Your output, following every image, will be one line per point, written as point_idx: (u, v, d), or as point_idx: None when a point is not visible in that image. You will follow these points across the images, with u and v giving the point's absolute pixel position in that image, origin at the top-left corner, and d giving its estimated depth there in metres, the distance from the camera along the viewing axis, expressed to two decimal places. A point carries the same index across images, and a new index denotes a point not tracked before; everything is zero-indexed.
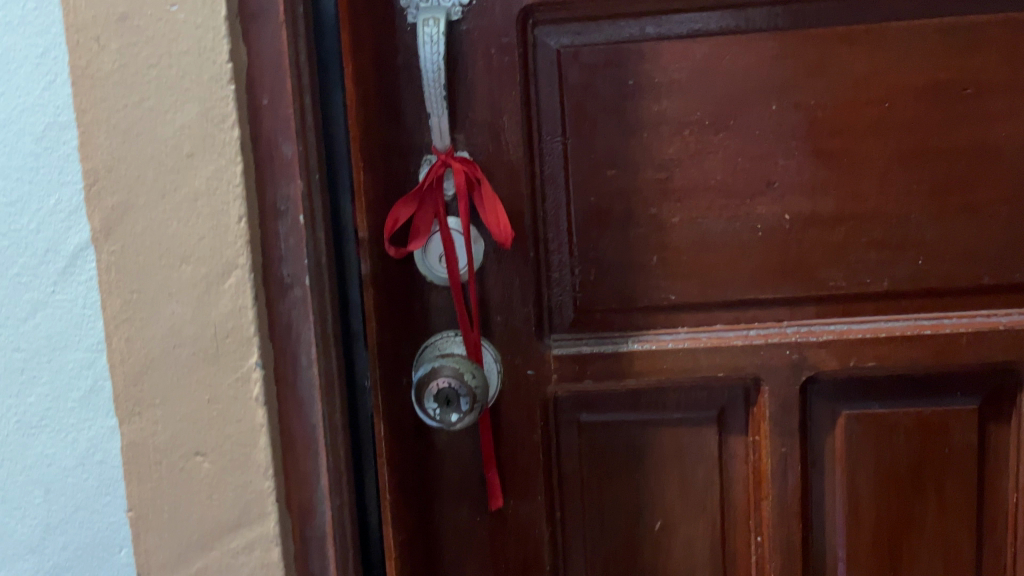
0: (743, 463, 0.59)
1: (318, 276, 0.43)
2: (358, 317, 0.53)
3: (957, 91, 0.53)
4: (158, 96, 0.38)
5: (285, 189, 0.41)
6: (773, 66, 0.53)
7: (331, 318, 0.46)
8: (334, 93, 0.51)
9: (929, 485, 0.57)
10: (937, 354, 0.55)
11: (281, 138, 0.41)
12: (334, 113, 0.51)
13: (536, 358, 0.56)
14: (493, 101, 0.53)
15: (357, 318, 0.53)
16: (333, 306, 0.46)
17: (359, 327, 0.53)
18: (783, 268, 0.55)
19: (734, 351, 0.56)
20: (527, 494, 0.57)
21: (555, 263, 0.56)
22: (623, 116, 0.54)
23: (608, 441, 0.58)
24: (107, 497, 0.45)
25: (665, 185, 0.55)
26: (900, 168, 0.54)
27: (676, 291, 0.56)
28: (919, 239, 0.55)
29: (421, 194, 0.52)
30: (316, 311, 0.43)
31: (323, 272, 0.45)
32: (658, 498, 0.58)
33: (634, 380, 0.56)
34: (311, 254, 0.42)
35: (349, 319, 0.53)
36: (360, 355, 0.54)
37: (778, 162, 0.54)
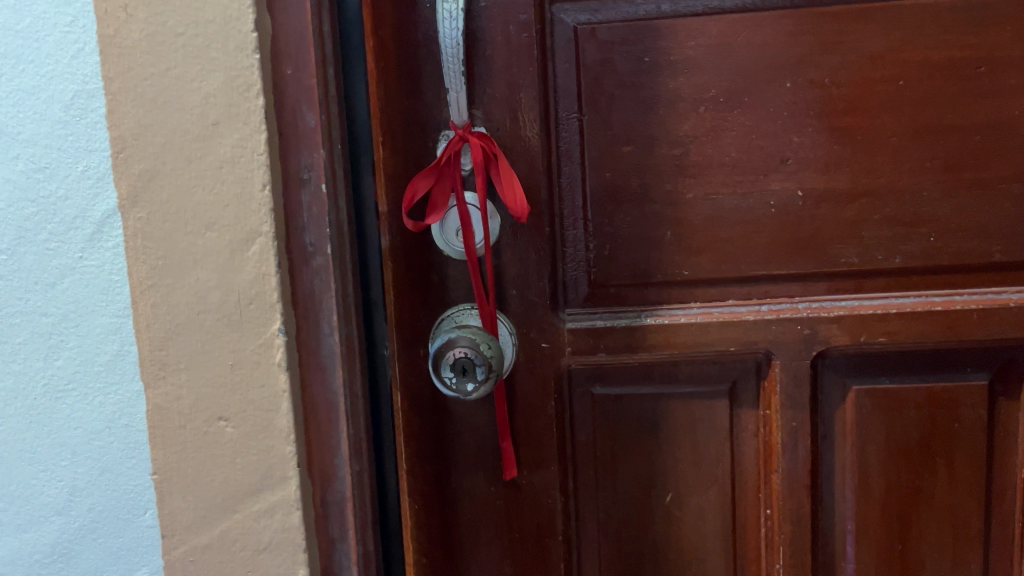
0: (754, 437, 0.59)
1: (341, 245, 0.44)
2: (378, 288, 0.56)
3: (971, 68, 0.54)
4: (184, 65, 0.39)
5: (308, 158, 0.42)
6: (789, 42, 0.54)
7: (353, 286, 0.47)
8: (356, 76, 0.54)
9: (937, 460, 0.58)
10: (947, 331, 0.56)
11: (305, 107, 0.42)
12: (356, 95, 0.54)
13: (551, 331, 0.57)
14: (510, 77, 0.54)
15: (377, 290, 0.56)
16: (354, 277, 0.46)
17: (378, 298, 0.56)
18: (796, 244, 0.56)
19: (745, 326, 0.56)
20: (540, 464, 0.58)
21: (570, 238, 0.57)
22: (639, 92, 0.55)
23: (621, 413, 0.59)
24: (133, 459, 0.47)
25: (680, 161, 0.55)
26: (913, 145, 0.55)
27: (689, 266, 0.57)
28: (932, 216, 0.55)
29: (439, 169, 0.53)
30: (338, 279, 0.44)
31: (347, 241, 0.46)
32: (669, 470, 0.59)
33: (647, 353, 0.57)
34: (333, 221, 0.43)
35: (369, 291, 0.56)
36: (380, 323, 0.57)
37: (792, 139, 0.55)
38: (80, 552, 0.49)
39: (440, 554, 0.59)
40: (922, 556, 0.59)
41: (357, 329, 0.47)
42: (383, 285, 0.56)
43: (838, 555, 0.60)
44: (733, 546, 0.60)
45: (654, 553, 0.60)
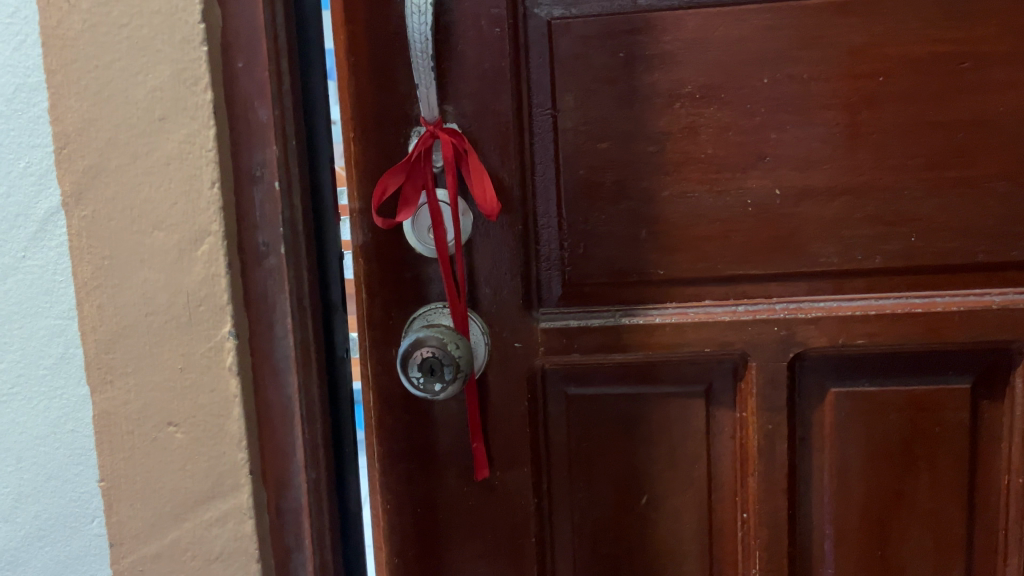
0: (730, 439, 0.58)
1: (295, 244, 0.44)
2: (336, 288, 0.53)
3: (956, 64, 0.52)
4: (129, 57, 0.38)
5: (260, 154, 0.42)
6: (768, 37, 0.53)
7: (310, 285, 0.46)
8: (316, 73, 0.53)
9: (918, 463, 0.57)
10: (928, 333, 0.54)
11: (257, 102, 0.41)
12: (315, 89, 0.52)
13: (524, 331, 0.56)
14: (482, 73, 0.53)
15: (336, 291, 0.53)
16: (310, 277, 0.45)
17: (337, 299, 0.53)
18: (774, 242, 0.55)
19: (721, 327, 0.55)
20: (513, 464, 0.57)
21: (544, 237, 0.56)
22: (615, 87, 0.54)
23: (595, 414, 0.58)
24: (78, 467, 0.46)
25: (656, 158, 0.54)
26: (896, 142, 0.53)
27: (666, 264, 0.56)
28: (915, 215, 0.54)
29: (409, 166, 0.53)
30: (293, 281, 0.43)
31: (302, 240, 0.45)
32: (644, 471, 0.58)
33: (622, 354, 0.56)
34: (287, 220, 0.43)
35: (329, 293, 0.53)
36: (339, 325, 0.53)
37: (770, 136, 0.54)
38: (28, 560, 0.48)
39: (413, 555, 0.59)
40: (902, 561, 0.58)
41: (313, 331, 0.46)
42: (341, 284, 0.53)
43: (816, 559, 0.59)
44: (709, 549, 0.59)
45: (629, 556, 0.59)
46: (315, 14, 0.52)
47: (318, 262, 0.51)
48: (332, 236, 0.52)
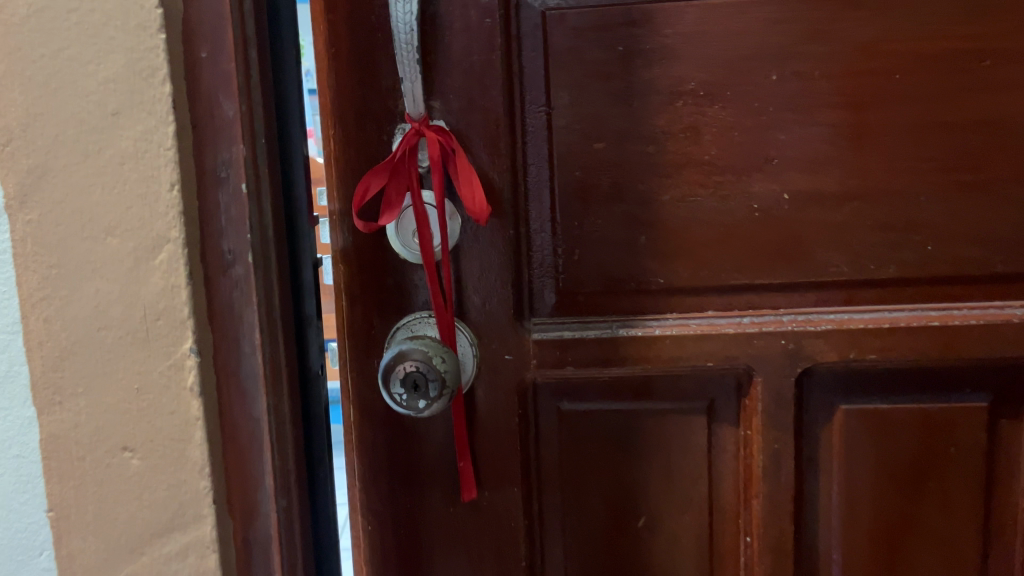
0: (733, 458, 0.54)
1: (265, 252, 0.41)
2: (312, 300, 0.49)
3: (974, 62, 0.49)
4: (79, 45, 0.35)
5: (227, 153, 0.39)
6: (775, 31, 0.49)
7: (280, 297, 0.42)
8: (289, 65, 0.48)
9: (931, 485, 0.53)
10: (945, 348, 0.51)
11: (223, 96, 0.38)
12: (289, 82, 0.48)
13: (514, 343, 0.53)
14: (470, 67, 0.50)
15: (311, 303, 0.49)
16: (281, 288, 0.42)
17: (311, 312, 0.49)
18: (780, 250, 0.51)
19: (724, 340, 0.52)
20: (502, 484, 0.54)
21: (536, 242, 0.53)
22: (611, 83, 0.50)
23: (589, 431, 0.54)
24: (25, 496, 0.42)
25: (655, 159, 0.51)
26: (910, 144, 0.50)
27: (665, 273, 0.52)
28: (930, 222, 0.50)
29: (393, 166, 0.49)
30: (264, 299, 0.40)
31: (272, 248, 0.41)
32: (641, 492, 0.55)
33: (619, 368, 0.53)
34: (255, 226, 0.40)
35: (302, 305, 0.49)
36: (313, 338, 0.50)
37: (777, 136, 0.50)
38: None
39: None
40: None
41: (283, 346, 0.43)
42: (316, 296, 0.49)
43: None
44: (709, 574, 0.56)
45: None
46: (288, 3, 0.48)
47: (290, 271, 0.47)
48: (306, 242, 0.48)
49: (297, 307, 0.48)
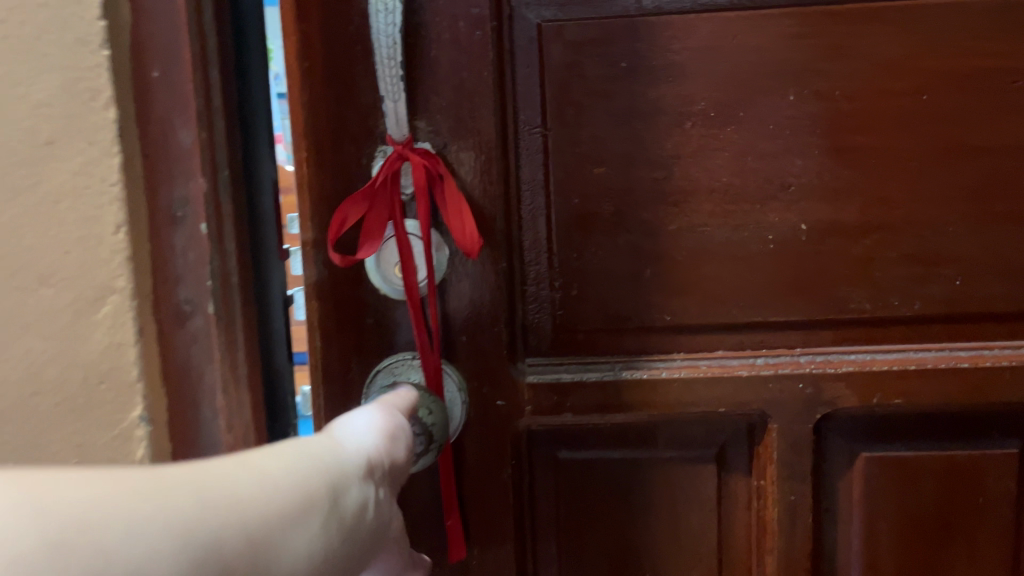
0: (745, 509, 0.50)
1: (226, 297, 0.40)
2: (282, 350, 0.45)
3: (1006, 82, 0.45)
4: (9, 65, 0.34)
5: (182, 189, 0.39)
6: (792, 47, 0.45)
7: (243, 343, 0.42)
8: (256, 78, 0.43)
9: (959, 539, 0.49)
10: (975, 392, 0.47)
11: (179, 123, 0.38)
12: (252, 96, 0.43)
13: (507, 387, 0.48)
14: (459, 84, 0.45)
15: (281, 351, 0.45)
16: (246, 331, 0.42)
17: (282, 361, 0.45)
18: (796, 285, 0.47)
19: (737, 384, 0.47)
20: (494, 542, 0.49)
21: (532, 275, 0.48)
22: (613, 102, 0.46)
23: (588, 482, 0.50)
24: None
25: (662, 186, 0.47)
26: (936, 171, 0.46)
27: (672, 309, 0.48)
28: (957, 254, 0.47)
29: (373, 193, 0.44)
30: (225, 332, 0.41)
31: (235, 293, 0.41)
32: (644, 548, 0.50)
33: (622, 414, 0.48)
34: (215, 272, 0.40)
35: (272, 357, 0.45)
36: (285, 388, 0.46)
37: (794, 162, 0.46)
38: None
39: None
40: None
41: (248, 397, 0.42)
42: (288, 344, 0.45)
43: None
44: None
45: None
46: (254, 16, 0.43)
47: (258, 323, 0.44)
48: (275, 281, 0.45)
49: (266, 359, 0.45)
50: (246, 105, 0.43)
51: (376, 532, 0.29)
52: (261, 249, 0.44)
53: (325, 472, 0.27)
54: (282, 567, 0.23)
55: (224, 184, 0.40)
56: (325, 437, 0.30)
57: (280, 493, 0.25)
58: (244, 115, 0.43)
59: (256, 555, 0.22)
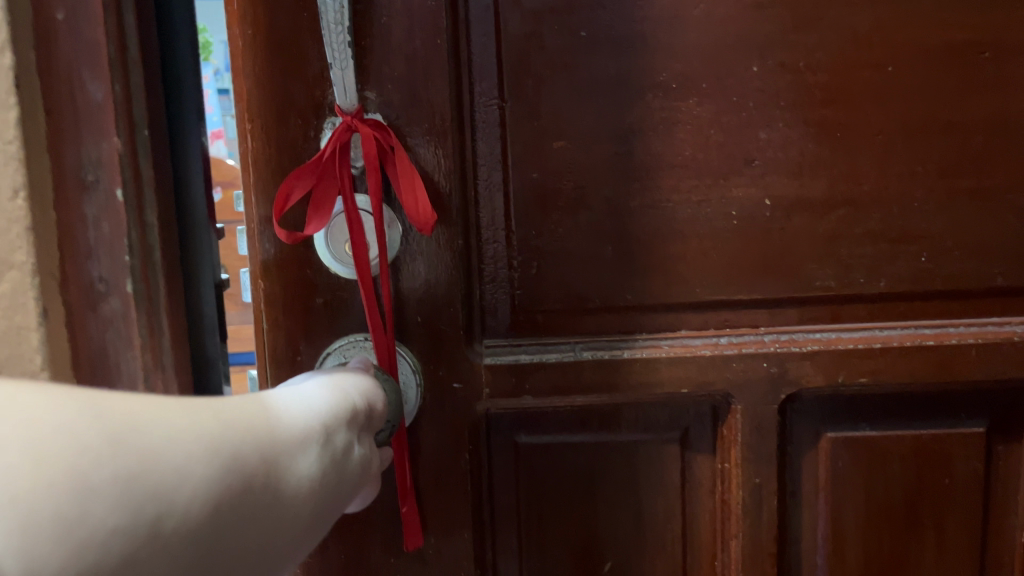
0: (709, 494, 0.49)
1: (148, 274, 0.44)
2: (214, 337, 0.50)
3: (972, 54, 0.44)
4: None
5: (95, 152, 0.42)
6: (757, 17, 0.44)
7: (166, 322, 0.45)
8: (189, 76, 0.48)
9: (926, 523, 0.48)
10: (942, 372, 0.46)
11: (90, 82, 0.41)
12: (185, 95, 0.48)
13: (463, 370, 0.46)
14: (412, 52, 0.43)
15: (211, 339, 0.50)
16: (167, 307, 0.46)
17: (212, 347, 0.50)
18: (761, 262, 0.46)
19: (700, 365, 0.46)
20: (450, 532, 0.47)
21: (489, 253, 0.46)
22: (573, 74, 0.44)
23: (550, 467, 0.48)
24: None
25: (623, 160, 0.45)
26: (903, 146, 0.45)
27: (634, 289, 0.46)
28: (924, 230, 0.46)
29: (321, 166, 0.42)
30: (145, 310, 0.44)
31: (156, 274, 0.45)
32: (606, 535, 0.49)
33: (582, 397, 0.47)
34: (134, 250, 0.43)
35: (203, 346, 0.50)
36: (218, 374, 0.51)
37: (758, 136, 0.45)
38: None
39: None
40: None
41: (168, 370, 0.46)
42: (219, 332, 0.50)
43: None
44: None
45: None
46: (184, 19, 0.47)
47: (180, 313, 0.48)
48: (206, 270, 0.49)
49: (197, 347, 0.50)
50: (177, 112, 0.47)
51: (362, 468, 0.34)
52: (190, 245, 0.48)
53: (313, 418, 0.32)
54: (284, 485, 0.27)
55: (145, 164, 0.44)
56: (329, 378, 0.37)
57: (278, 428, 0.29)
58: (175, 115, 0.47)
59: (266, 468, 0.27)
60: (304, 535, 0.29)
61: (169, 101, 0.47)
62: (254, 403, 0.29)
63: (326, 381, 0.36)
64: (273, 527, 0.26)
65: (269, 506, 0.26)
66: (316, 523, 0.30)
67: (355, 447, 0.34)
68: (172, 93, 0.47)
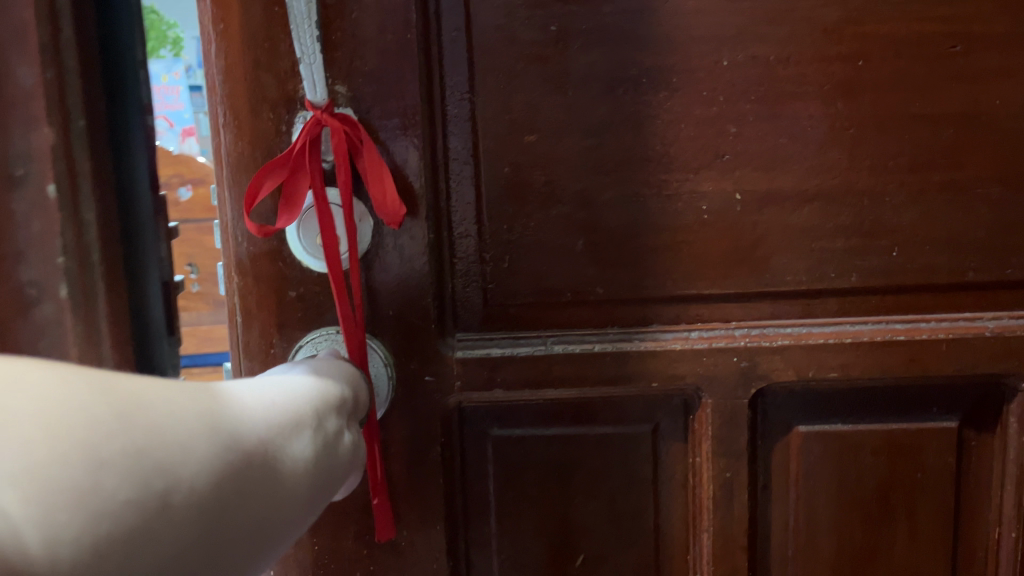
0: (682, 488, 0.49)
1: (84, 274, 0.41)
2: (159, 342, 0.47)
3: (945, 47, 0.44)
4: None
5: (23, 142, 0.38)
6: (728, 10, 0.44)
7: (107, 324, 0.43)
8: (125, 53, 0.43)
9: (898, 516, 0.48)
10: (912, 367, 0.46)
11: (16, 65, 0.38)
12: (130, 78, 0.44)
13: (435, 362, 0.46)
14: (382, 46, 0.43)
15: (156, 343, 0.47)
16: (110, 311, 0.43)
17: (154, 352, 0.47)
18: (732, 256, 0.46)
19: (670, 358, 0.46)
20: (423, 523, 0.47)
21: (462, 247, 0.46)
22: (543, 67, 0.45)
23: (522, 460, 0.49)
24: None
25: (594, 154, 0.45)
26: (875, 139, 0.45)
27: (605, 283, 0.46)
28: (897, 224, 0.45)
29: (291, 159, 0.42)
30: (82, 317, 0.41)
31: (97, 273, 0.42)
32: (579, 527, 0.49)
33: (554, 389, 0.47)
34: (68, 249, 0.40)
35: (150, 352, 0.47)
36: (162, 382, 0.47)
37: (729, 129, 0.45)
38: None
39: None
40: None
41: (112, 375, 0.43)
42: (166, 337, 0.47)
43: None
44: None
45: None
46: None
47: (128, 313, 0.45)
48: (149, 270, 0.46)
49: (145, 352, 0.47)
50: (122, 98, 0.44)
51: (350, 453, 0.35)
52: (137, 244, 0.45)
53: (301, 404, 0.32)
54: (278, 465, 0.28)
55: (81, 154, 0.40)
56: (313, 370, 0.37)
57: (268, 411, 0.29)
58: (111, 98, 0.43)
59: (259, 448, 0.27)
60: (299, 518, 0.29)
61: (110, 79, 0.43)
62: (241, 390, 0.29)
63: (311, 372, 0.37)
64: (272, 503, 0.27)
65: (264, 485, 0.27)
66: (308, 504, 0.30)
67: (344, 432, 0.35)
68: (109, 70, 0.43)
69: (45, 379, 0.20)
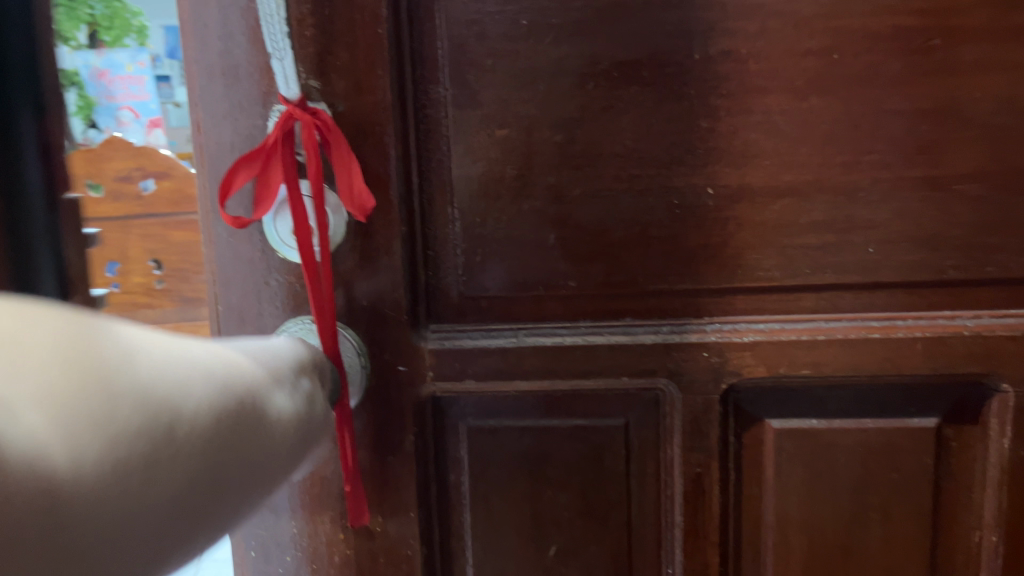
0: (654, 482, 0.49)
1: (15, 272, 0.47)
2: None
3: (921, 40, 0.43)
4: None
5: None
6: (697, 4, 0.44)
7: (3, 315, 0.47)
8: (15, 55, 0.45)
9: (873, 515, 0.47)
10: (888, 366, 0.45)
11: None
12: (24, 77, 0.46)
13: (407, 352, 0.47)
14: (353, 42, 0.44)
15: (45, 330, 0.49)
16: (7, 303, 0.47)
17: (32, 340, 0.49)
18: (703, 251, 0.46)
19: (640, 352, 0.46)
20: (396, 509, 0.48)
21: (437, 239, 0.47)
22: (513, 62, 0.45)
23: (495, 450, 0.49)
24: None
25: (564, 149, 0.45)
26: (849, 134, 0.44)
27: (576, 277, 0.47)
28: (872, 220, 0.45)
29: (264, 152, 0.43)
30: None
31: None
32: (552, 518, 0.49)
33: (524, 382, 0.47)
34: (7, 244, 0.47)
35: None
36: None
37: (699, 124, 0.45)
38: None
39: None
40: None
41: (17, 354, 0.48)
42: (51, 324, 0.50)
43: None
44: None
45: None
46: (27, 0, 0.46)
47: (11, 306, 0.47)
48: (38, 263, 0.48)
49: None
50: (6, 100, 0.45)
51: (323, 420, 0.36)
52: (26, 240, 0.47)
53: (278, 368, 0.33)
54: (266, 417, 0.29)
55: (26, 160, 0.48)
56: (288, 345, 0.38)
57: (253, 370, 0.30)
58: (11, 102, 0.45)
59: (249, 398, 0.28)
60: (287, 468, 0.31)
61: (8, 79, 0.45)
62: (225, 350, 0.30)
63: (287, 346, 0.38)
64: (265, 449, 0.28)
65: (258, 431, 0.28)
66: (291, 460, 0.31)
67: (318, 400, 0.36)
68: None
69: (48, 314, 0.21)
